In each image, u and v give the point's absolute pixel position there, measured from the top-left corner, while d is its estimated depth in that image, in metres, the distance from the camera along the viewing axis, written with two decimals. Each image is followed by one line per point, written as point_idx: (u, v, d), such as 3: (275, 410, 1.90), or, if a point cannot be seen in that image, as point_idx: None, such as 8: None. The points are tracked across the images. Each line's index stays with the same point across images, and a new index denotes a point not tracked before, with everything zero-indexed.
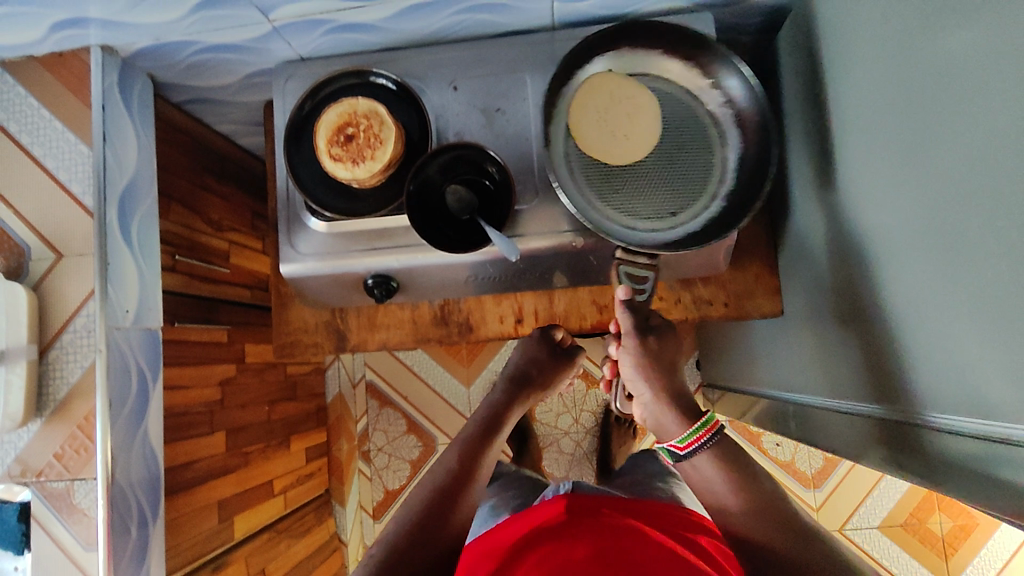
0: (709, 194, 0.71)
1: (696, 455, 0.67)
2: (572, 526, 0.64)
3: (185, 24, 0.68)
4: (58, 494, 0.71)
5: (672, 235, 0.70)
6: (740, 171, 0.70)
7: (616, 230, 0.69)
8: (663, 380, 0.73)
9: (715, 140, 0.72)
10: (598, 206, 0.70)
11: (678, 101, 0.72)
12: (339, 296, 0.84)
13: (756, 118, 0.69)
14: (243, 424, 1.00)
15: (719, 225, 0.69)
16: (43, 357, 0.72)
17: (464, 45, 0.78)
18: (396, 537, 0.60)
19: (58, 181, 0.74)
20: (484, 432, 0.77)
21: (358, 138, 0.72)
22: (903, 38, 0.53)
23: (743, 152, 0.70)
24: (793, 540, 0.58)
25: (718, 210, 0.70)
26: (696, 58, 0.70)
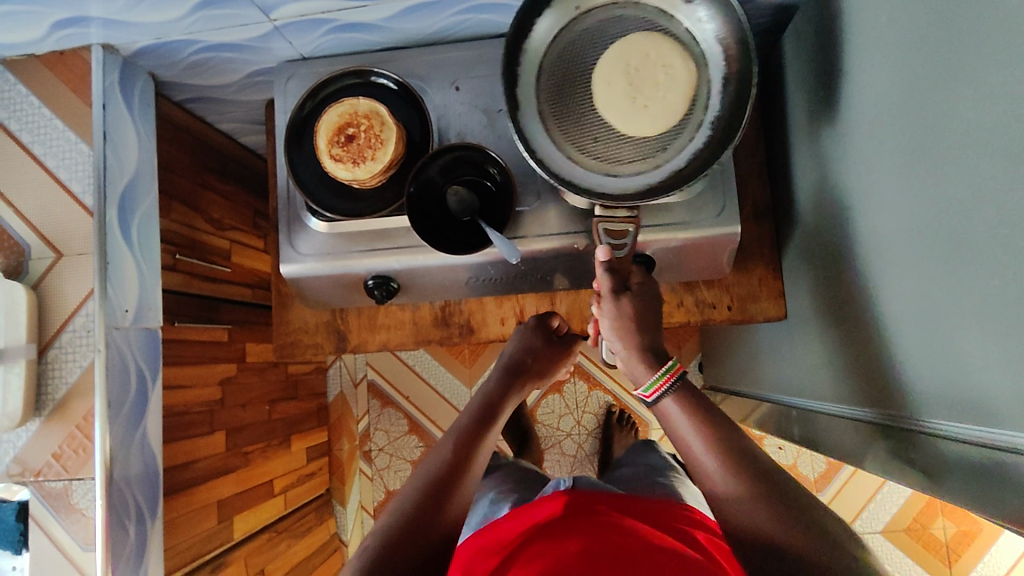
0: (694, 123, 0.64)
1: (684, 427, 0.62)
2: (566, 522, 0.64)
3: (186, 23, 0.68)
4: (56, 494, 0.71)
5: (654, 177, 0.64)
6: (725, 101, 0.63)
7: (593, 179, 0.65)
8: (639, 334, 0.68)
9: (697, 51, 0.64)
10: (581, 167, 0.66)
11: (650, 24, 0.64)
12: (340, 296, 0.83)
13: (738, 44, 0.61)
14: (244, 423, 0.99)
15: (705, 158, 0.63)
16: (42, 356, 0.72)
17: (466, 45, 0.78)
18: (387, 535, 0.57)
19: (58, 180, 0.74)
20: (480, 419, 0.72)
21: (358, 139, 0.72)
22: (909, 40, 0.52)
23: (727, 79, 0.63)
24: (786, 522, 0.53)
25: (704, 143, 0.64)
26: None
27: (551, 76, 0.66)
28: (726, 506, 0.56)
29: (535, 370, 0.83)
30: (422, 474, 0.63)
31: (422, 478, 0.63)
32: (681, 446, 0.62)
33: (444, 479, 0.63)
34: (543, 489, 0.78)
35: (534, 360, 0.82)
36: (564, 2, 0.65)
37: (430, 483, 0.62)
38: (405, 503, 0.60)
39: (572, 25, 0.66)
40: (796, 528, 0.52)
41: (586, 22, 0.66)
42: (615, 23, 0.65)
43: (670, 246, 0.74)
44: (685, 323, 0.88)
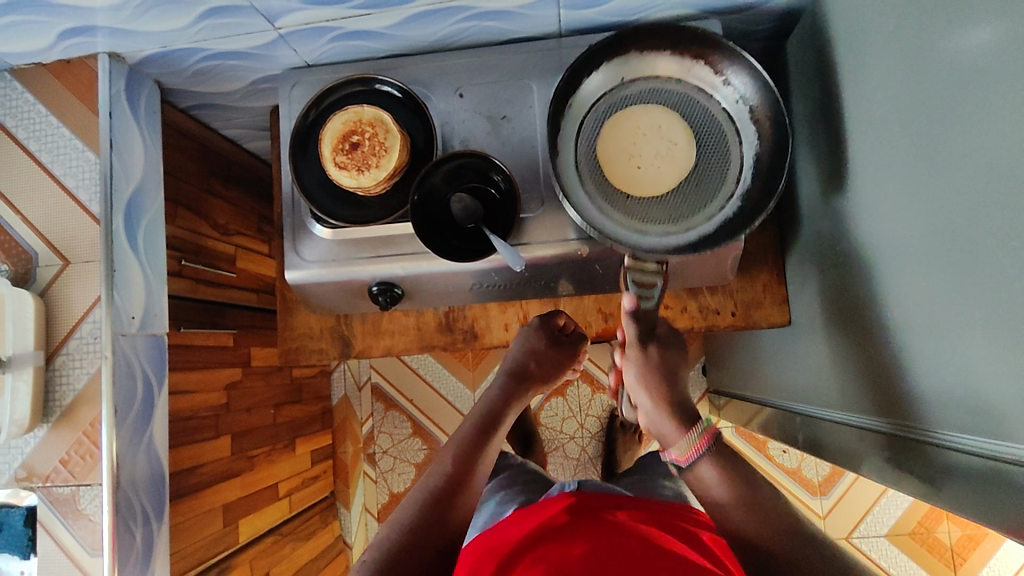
0: (725, 193, 0.67)
1: (698, 467, 0.64)
2: (572, 521, 0.64)
3: (192, 32, 0.69)
4: (64, 500, 0.72)
5: (684, 240, 0.67)
6: (758, 169, 0.67)
7: (622, 230, 0.66)
8: (663, 386, 0.73)
9: (729, 131, 0.68)
10: (613, 218, 0.67)
11: (691, 101, 0.68)
12: (344, 302, 0.84)
13: (772, 115, 0.65)
14: (249, 427, 1.00)
15: (734, 226, 0.66)
16: (50, 363, 0.73)
17: (471, 52, 0.78)
18: (386, 545, 0.57)
19: (65, 187, 0.74)
20: (481, 432, 0.71)
21: (363, 146, 0.72)
22: (914, 50, 0.52)
23: (760, 150, 0.67)
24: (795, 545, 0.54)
25: (734, 212, 0.67)
26: (702, 54, 0.66)
27: (590, 132, 0.69)
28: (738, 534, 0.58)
29: (542, 376, 0.81)
30: (424, 484, 0.64)
31: (425, 488, 0.63)
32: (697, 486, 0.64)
33: (446, 490, 0.63)
34: (553, 490, 0.77)
35: (540, 366, 0.80)
36: (615, 66, 0.68)
37: (433, 494, 0.62)
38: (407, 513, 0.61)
39: (618, 87, 0.69)
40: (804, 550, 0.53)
41: (633, 86, 0.69)
42: (658, 94, 0.68)
43: (675, 253, 0.74)
44: (689, 329, 0.88)
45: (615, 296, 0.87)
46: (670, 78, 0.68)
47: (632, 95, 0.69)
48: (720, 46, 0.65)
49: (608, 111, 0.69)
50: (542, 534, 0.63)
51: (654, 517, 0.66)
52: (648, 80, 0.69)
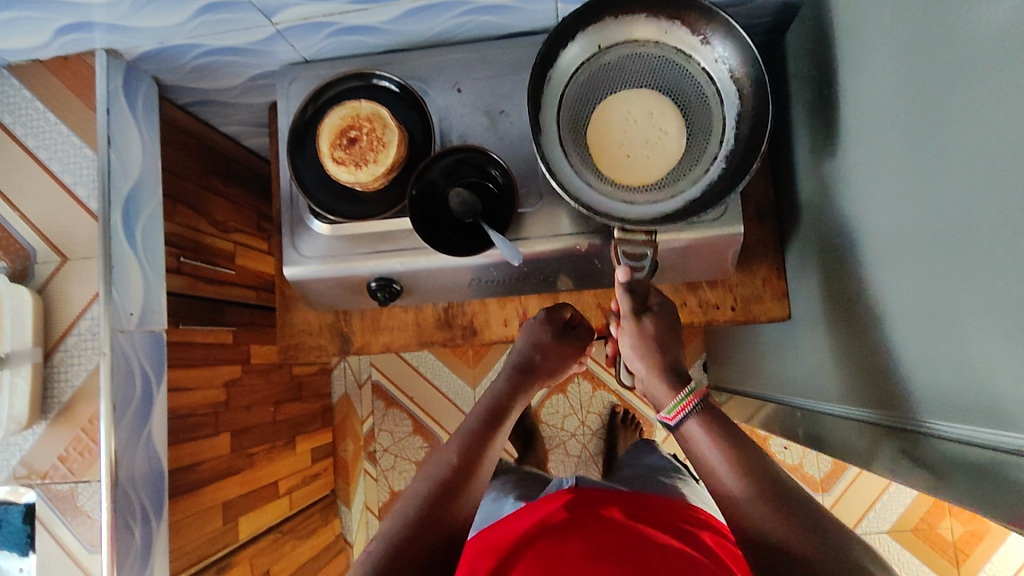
0: (709, 156, 0.67)
1: (698, 437, 0.62)
2: (571, 518, 0.64)
3: (189, 27, 0.68)
4: (62, 496, 0.72)
5: (671, 206, 0.67)
6: (740, 131, 0.66)
7: (612, 206, 0.67)
8: (656, 351, 0.71)
9: (710, 92, 0.67)
10: (601, 193, 0.67)
11: (669, 64, 0.67)
12: (343, 298, 0.84)
13: (750, 74, 0.65)
14: (249, 425, 1.00)
15: (719, 191, 0.66)
16: (48, 359, 0.73)
17: (468, 47, 0.78)
18: (393, 537, 0.58)
19: (63, 184, 0.74)
20: (487, 424, 0.71)
21: (360, 141, 0.72)
22: (911, 40, 0.51)
23: (739, 111, 0.66)
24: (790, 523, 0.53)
25: (719, 175, 0.67)
26: (680, 14, 0.65)
27: (571, 106, 0.69)
28: (734, 505, 0.56)
29: (548, 370, 0.81)
30: (428, 477, 0.63)
31: (427, 481, 0.63)
32: (698, 463, 0.62)
33: (449, 482, 0.62)
34: (551, 487, 0.77)
35: (546, 360, 0.80)
36: (589, 36, 0.68)
37: (437, 486, 0.62)
38: (411, 506, 0.60)
39: (594, 57, 0.68)
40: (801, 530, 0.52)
41: (609, 54, 0.68)
42: (637, 58, 0.67)
43: (675, 246, 0.73)
44: (689, 324, 0.87)
45: (615, 291, 0.86)
46: (648, 41, 0.67)
47: (609, 65, 0.68)
48: (699, 6, 0.64)
49: (587, 82, 0.68)
50: (540, 530, 0.63)
51: (653, 515, 0.66)
52: (626, 44, 0.67)
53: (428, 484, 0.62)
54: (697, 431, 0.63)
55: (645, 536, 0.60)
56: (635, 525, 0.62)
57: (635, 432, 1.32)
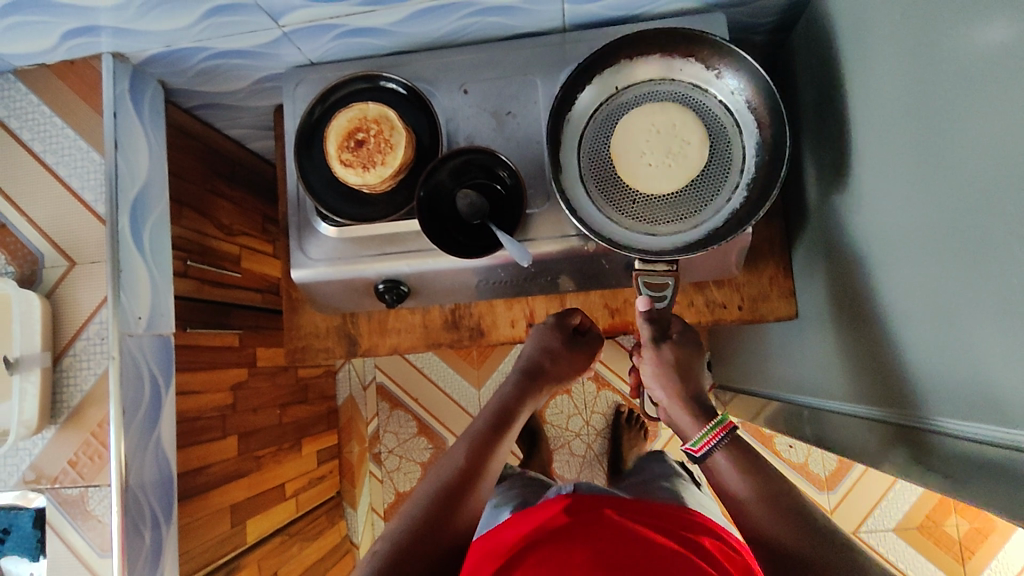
0: (730, 185, 0.69)
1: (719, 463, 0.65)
2: (575, 524, 0.63)
3: (195, 31, 0.68)
4: (73, 501, 0.72)
5: (692, 237, 0.69)
6: (760, 159, 0.69)
7: (634, 237, 0.69)
8: (681, 381, 0.72)
9: (728, 122, 0.69)
10: (622, 225, 0.70)
11: (687, 98, 0.70)
12: (350, 300, 0.83)
13: (770, 108, 0.67)
14: (256, 427, 1.00)
15: (742, 217, 0.68)
16: (57, 364, 0.73)
17: (474, 48, 0.78)
18: (398, 536, 0.58)
19: (70, 188, 0.74)
20: (495, 428, 0.71)
21: (368, 144, 0.72)
22: (918, 40, 0.52)
23: (759, 140, 0.69)
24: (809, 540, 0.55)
25: (740, 203, 0.69)
26: (692, 52, 0.68)
27: (593, 140, 0.72)
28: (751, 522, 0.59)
29: (556, 374, 0.80)
30: (432, 482, 0.64)
31: (431, 486, 0.63)
32: (713, 479, 0.66)
33: (453, 487, 0.63)
34: (552, 492, 0.76)
35: (555, 365, 0.80)
36: (607, 77, 0.71)
37: (441, 492, 0.62)
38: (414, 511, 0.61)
39: (613, 97, 0.72)
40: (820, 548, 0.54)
41: (629, 91, 0.71)
42: (655, 95, 0.71)
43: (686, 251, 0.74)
44: (696, 323, 0.87)
45: (622, 291, 0.86)
46: (666, 78, 0.70)
47: (628, 101, 0.71)
48: (708, 42, 0.67)
49: (607, 118, 0.71)
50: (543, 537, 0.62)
51: (658, 520, 0.65)
52: (641, 84, 0.71)
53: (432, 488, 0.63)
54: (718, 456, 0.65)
55: (652, 542, 0.58)
56: (640, 530, 0.61)
57: (640, 432, 1.31)
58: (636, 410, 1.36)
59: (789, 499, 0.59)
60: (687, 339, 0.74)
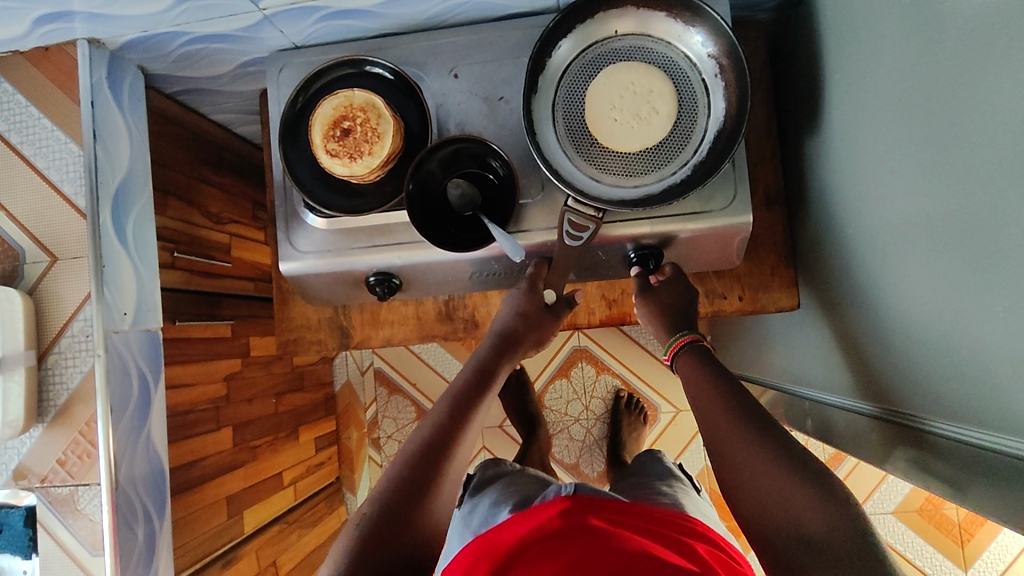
0: (680, 160, 0.68)
1: (704, 410, 0.64)
2: (572, 532, 0.60)
3: (173, 15, 0.66)
4: (62, 500, 0.71)
5: (630, 196, 0.68)
6: (714, 145, 0.67)
7: (577, 177, 0.68)
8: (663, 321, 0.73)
9: (701, 101, 0.68)
10: (573, 164, 0.69)
11: (674, 66, 0.67)
12: (341, 293, 0.81)
13: (739, 83, 0.65)
14: (251, 418, 0.99)
15: (676, 191, 0.67)
16: (42, 362, 0.71)
17: (465, 29, 0.74)
18: (380, 503, 0.60)
19: (49, 181, 0.72)
20: (473, 393, 0.70)
21: (355, 133, 0.69)
22: (930, 23, 0.49)
23: (722, 125, 0.67)
24: (800, 485, 0.53)
25: (683, 178, 0.67)
26: (692, 19, 0.65)
27: (571, 83, 0.69)
28: (728, 469, 0.58)
29: (532, 338, 0.76)
30: (391, 475, 0.63)
31: (391, 480, 0.62)
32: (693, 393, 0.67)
33: (408, 480, 0.62)
34: (551, 492, 0.71)
35: (528, 328, 0.74)
36: (607, 21, 0.68)
37: (397, 485, 0.62)
38: (377, 506, 0.60)
39: (605, 42, 0.68)
40: (819, 501, 0.51)
41: (623, 40, 0.68)
42: (646, 52, 0.68)
43: (678, 236, 0.72)
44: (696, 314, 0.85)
45: (620, 282, 0.84)
46: (661, 39, 0.67)
47: (619, 50, 0.68)
48: (709, 17, 0.64)
49: (592, 64, 0.68)
50: (541, 548, 0.59)
51: (649, 524, 0.63)
52: (638, 36, 0.67)
53: (389, 482, 0.62)
54: (708, 401, 0.64)
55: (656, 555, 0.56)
56: (641, 540, 0.59)
57: (639, 418, 1.31)
58: (635, 395, 1.35)
59: (765, 423, 0.59)
60: (684, 331, 0.72)
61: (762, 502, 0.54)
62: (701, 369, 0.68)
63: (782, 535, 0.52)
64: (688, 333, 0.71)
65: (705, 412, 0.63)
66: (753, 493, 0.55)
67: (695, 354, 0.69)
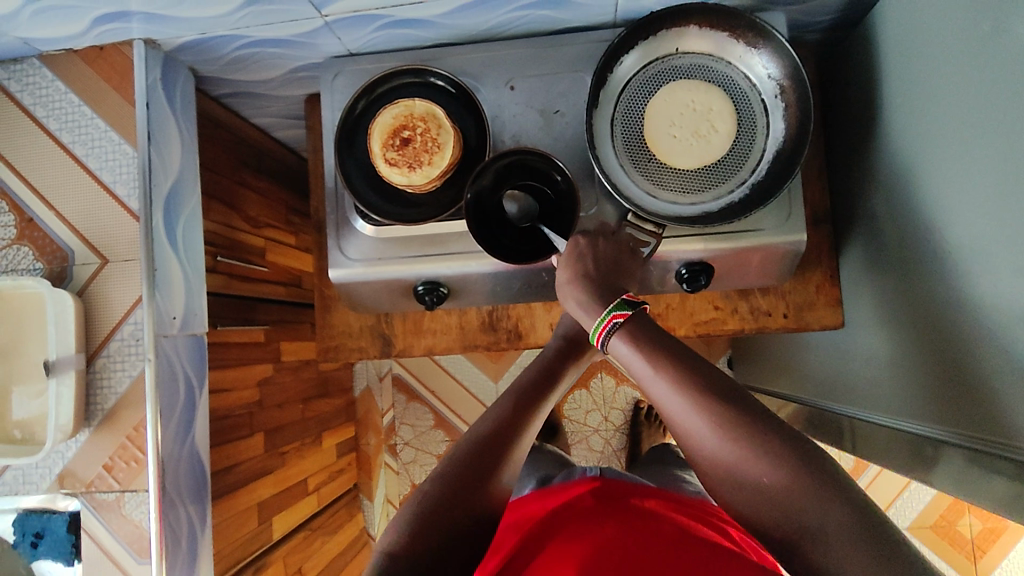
0: (736, 180, 0.68)
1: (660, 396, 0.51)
2: (599, 508, 0.62)
3: (235, 18, 0.66)
4: (108, 505, 0.70)
5: (685, 212, 0.68)
6: (774, 165, 0.68)
7: (634, 191, 0.69)
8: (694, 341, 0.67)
9: (759, 122, 0.68)
10: (629, 177, 0.69)
11: (735, 87, 0.68)
12: (387, 301, 0.81)
13: (802, 105, 0.66)
14: (281, 424, 0.98)
15: (732, 211, 0.67)
16: (90, 365, 0.70)
17: (521, 42, 0.75)
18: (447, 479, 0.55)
19: (101, 182, 0.71)
20: (536, 386, 0.67)
21: (414, 142, 0.69)
22: (1003, 55, 0.50)
23: (782, 145, 0.67)
24: (782, 469, 0.44)
25: (739, 198, 0.68)
26: (756, 42, 0.66)
27: (632, 97, 0.69)
28: (712, 463, 0.47)
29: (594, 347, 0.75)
30: (449, 458, 0.58)
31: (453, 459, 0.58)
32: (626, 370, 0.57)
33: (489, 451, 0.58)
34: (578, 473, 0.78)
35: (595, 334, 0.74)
36: (672, 37, 0.68)
37: (456, 469, 0.56)
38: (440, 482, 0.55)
39: (669, 58, 0.69)
40: (799, 483, 0.43)
41: (687, 57, 0.69)
42: (708, 71, 0.68)
43: (730, 254, 0.72)
44: (739, 331, 0.84)
45: (664, 296, 0.84)
46: (725, 59, 0.68)
47: (681, 67, 0.69)
48: (773, 41, 0.65)
49: (654, 79, 0.69)
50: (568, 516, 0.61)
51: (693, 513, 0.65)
52: (701, 55, 0.68)
53: (448, 465, 0.57)
54: (661, 379, 0.51)
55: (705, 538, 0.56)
56: (687, 522, 0.59)
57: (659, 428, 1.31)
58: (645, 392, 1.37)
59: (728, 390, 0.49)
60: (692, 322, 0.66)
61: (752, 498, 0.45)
62: (642, 350, 0.54)
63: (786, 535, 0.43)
64: (609, 312, 0.58)
65: (665, 396, 0.50)
66: (748, 486, 0.45)
67: (631, 333, 0.56)
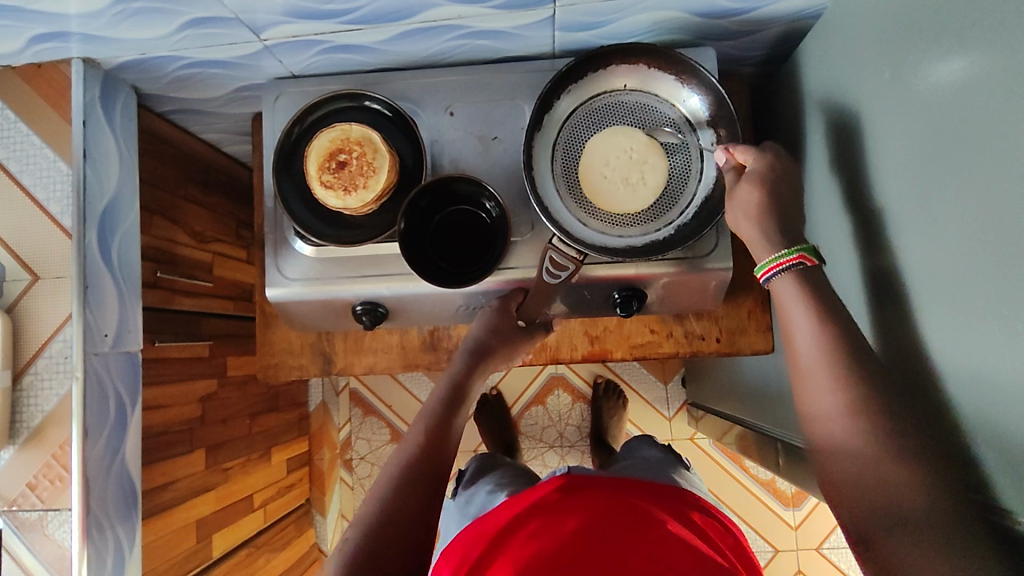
0: (663, 220, 0.70)
1: (804, 338, 0.53)
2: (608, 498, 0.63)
3: (173, 40, 0.66)
4: (31, 524, 0.69)
5: (613, 244, 0.69)
6: (704, 203, 0.70)
7: (566, 217, 0.70)
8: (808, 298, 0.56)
9: (694, 166, 0.71)
10: (564, 203, 0.71)
11: (676, 128, 0.71)
12: (328, 319, 0.81)
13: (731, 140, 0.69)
14: (224, 439, 0.98)
15: (656, 248, 0.69)
16: (17, 382, 0.70)
17: (462, 69, 0.76)
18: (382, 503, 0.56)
19: (34, 199, 0.71)
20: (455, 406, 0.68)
21: (350, 166, 0.70)
22: (899, 100, 0.52)
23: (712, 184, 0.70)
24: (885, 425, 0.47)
25: (665, 237, 0.70)
26: (694, 85, 0.69)
27: (575, 128, 0.72)
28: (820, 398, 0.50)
29: (504, 354, 0.75)
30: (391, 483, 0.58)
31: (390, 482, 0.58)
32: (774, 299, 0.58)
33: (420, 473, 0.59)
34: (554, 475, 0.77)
35: (499, 342, 0.74)
36: (623, 74, 0.71)
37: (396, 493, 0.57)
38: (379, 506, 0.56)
39: (616, 94, 0.72)
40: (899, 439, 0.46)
41: (633, 95, 0.71)
42: (651, 111, 0.71)
43: (660, 280, 0.73)
44: (674, 354, 0.86)
45: (602, 320, 0.85)
46: (669, 102, 0.71)
47: (626, 103, 0.72)
48: (709, 87, 0.68)
49: (599, 113, 0.72)
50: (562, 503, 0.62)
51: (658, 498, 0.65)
52: (648, 95, 0.71)
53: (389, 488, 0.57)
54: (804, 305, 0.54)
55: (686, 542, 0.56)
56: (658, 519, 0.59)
57: (618, 402, 1.32)
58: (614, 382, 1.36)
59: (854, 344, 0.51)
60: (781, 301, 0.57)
61: (851, 468, 0.47)
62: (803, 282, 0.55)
63: (860, 496, 0.46)
64: (796, 253, 0.56)
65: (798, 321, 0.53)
66: (834, 424, 0.49)
67: (802, 279, 0.55)
